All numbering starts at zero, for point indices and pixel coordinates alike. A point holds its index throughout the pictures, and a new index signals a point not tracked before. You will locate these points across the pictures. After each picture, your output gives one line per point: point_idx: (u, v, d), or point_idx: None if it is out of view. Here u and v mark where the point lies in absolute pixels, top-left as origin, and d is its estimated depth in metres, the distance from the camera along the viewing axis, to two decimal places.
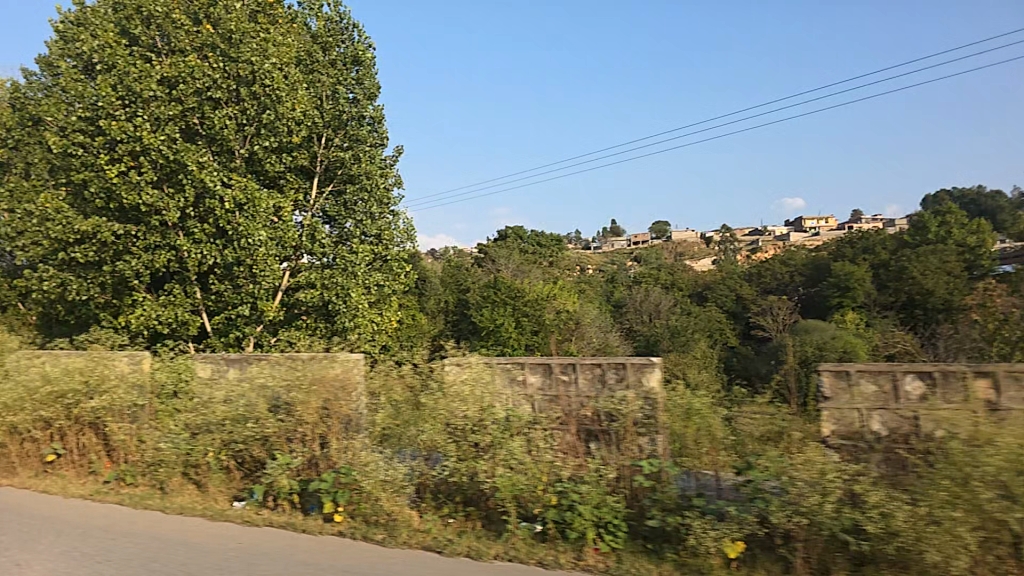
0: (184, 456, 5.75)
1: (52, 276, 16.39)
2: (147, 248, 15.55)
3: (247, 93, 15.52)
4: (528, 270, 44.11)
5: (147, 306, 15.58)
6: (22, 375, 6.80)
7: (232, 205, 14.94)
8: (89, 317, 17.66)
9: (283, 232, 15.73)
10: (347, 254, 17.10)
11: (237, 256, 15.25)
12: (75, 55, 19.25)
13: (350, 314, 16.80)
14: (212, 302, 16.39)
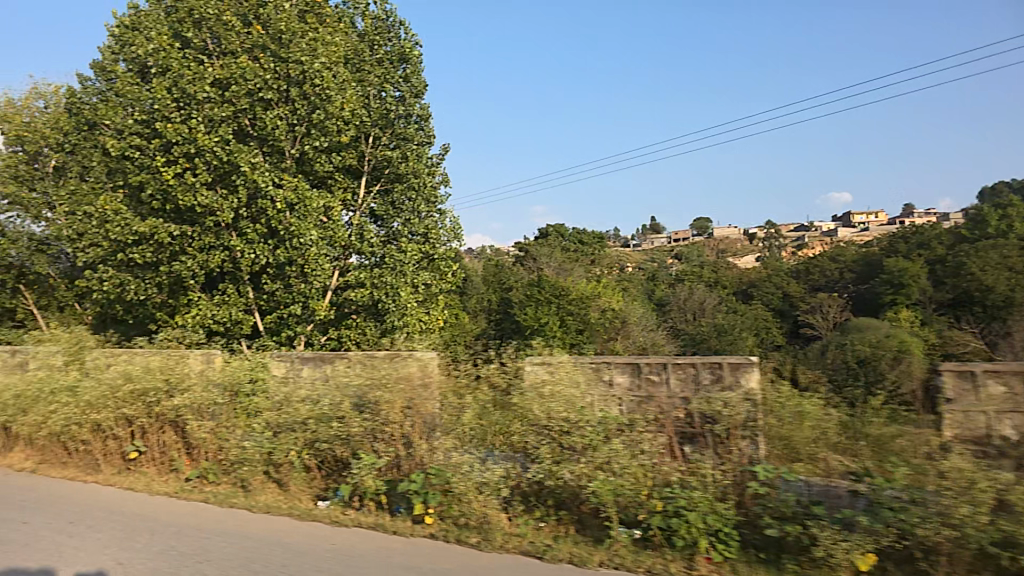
0: (266, 454, 5.72)
1: (110, 277, 16.64)
2: (202, 249, 15.94)
3: (298, 93, 15.88)
4: (570, 268, 43.80)
5: (202, 305, 15.95)
6: (104, 374, 6.92)
7: (283, 206, 15.25)
8: (146, 315, 18.12)
9: (334, 231, 15.92)
10: (396, 253, 17.12)
11: (289, 255, 15.51)
12: (131, 59, 19.76)
13: (399, 314, 16.74)
14: (264, 302, 16.68)
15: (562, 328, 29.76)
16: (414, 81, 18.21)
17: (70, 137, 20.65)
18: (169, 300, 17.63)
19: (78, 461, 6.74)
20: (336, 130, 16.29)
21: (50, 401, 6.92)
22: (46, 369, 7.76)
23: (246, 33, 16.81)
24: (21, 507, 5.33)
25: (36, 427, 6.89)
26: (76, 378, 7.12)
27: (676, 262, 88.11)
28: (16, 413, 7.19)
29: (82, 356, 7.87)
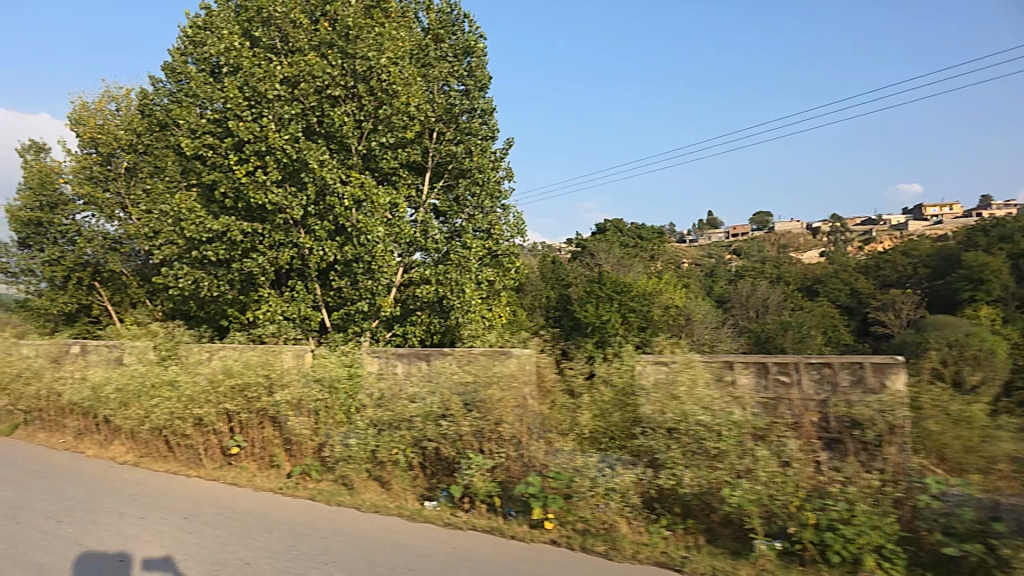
0: (370, 451, 5.61)
1: (187, 274, 17.46)
2: (273, 247, 16.43)
3: (364, 89, 16.03)
4: (629, 264, 43.20)
5: (272, 302, 16.31)
6: (203, 369, 6.95)
7: (351, 202, 15.41)
8: (219, 310, 18.71)
9: (399, 226, 15.93)
10: (460, 249, 17.06)
11: (357, 252, 15.59)
12: (203, 59, 20.32)
13: (464, 311, 16.50)
14: (331, 298, 16.96)
15: (625, 325, 29.36)
16: (478, 75, 18.12)
17: (144, 139, 21.47)
18: (239, 296, 18.05)
19: (179, 455, 6.81)
20: (404, 126, 16.42)
21: (151, 396, 6.99)
22: (143, 364, 7.84)
23: (314, 31, 17.09)
24: (134, 500, 5.36)
25: (139, 421, 6.99)
26: (175, 372, 7.19)
27: (734, 258, 86.16)
28: (116, 407, 7.30)
29: (176, 352, 7.92)
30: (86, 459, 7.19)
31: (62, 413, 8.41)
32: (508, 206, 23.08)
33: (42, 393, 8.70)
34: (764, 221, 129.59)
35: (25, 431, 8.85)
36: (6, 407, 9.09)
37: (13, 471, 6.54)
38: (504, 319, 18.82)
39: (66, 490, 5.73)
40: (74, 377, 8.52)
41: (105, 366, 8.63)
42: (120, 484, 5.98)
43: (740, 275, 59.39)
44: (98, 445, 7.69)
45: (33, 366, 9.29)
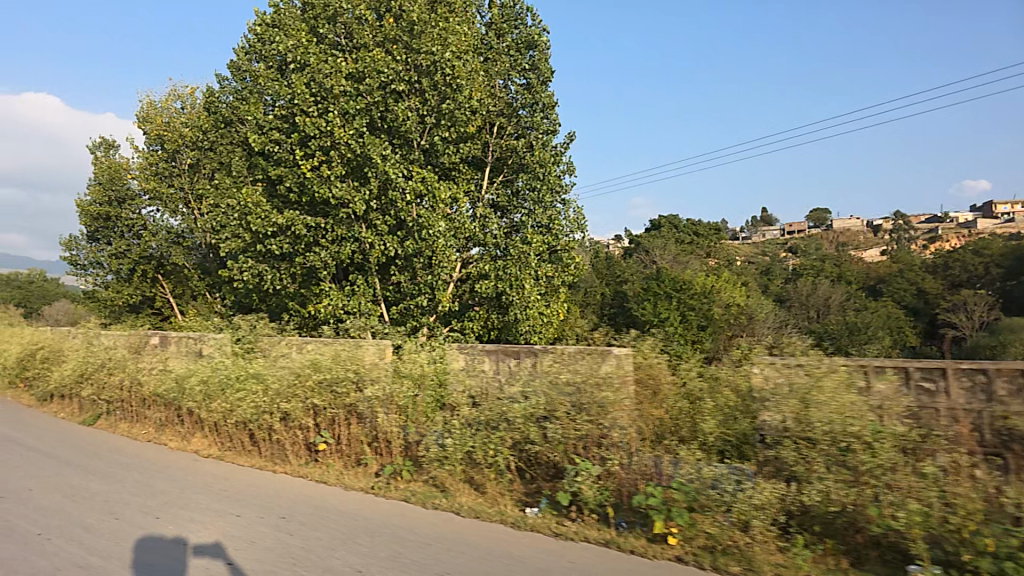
0: (465, 453, 5.36)
1: (251, 267, 17.74)
2: (334, 241, 16.56)
3: (428, 84, 16.02)
4: (684, 261, 42.44)
5: (333, 297, 16.44)
6: (290, 362, 6.84)
7: (413, 196, 15.45)
8: (280, 302, 19.11)
9: (459, 221, 15.86)
10: (520, 245, 16.86)
11: (417, 247, 15.56)
12: (271, 57, 20.70)
13: (522, 306, 16.50)
14: (391, 293, 17.09)
15: (684, 324, 28.78)
16: (540, 69, 17.88)
17: (210, 135, 23.03)
18: (300, 290, 18.27)
19: (263, 451, 6.70)
20: (465, 121, 16.27)
21: (236, 389, 6.90)
22: (225, 357, 7.78)
23: (379, 27, 17.17)
24: (227, 496, 5.25)
25: (224, 414, 6.91)
26: (260, 365, 7.10)
27: (791, 256, 83.92)
28: (200, 400, 7.25)
29: (258, 345, 7.85)
30: (170, 452, 7.16)
31: (144, 403, 8.46)
32: (568, 202, 22.76)
33: (124, 383, 8.76)
34: (821, 218, 125.64)
35: (107, 421, 8.94)
36: (88, 396, 9.21)
37: (101, 462, 6.55)
38: (562, 316, 18.61)
39: (157, 484, 5.67)
40: (155, 368, 8.56)
41: (185, 357, 8.65)
42: (209, 478, 5.90)
43: (798, 273, 57.72)
44: (180, 438, 7.67)
45: (114, 355, 9.40)
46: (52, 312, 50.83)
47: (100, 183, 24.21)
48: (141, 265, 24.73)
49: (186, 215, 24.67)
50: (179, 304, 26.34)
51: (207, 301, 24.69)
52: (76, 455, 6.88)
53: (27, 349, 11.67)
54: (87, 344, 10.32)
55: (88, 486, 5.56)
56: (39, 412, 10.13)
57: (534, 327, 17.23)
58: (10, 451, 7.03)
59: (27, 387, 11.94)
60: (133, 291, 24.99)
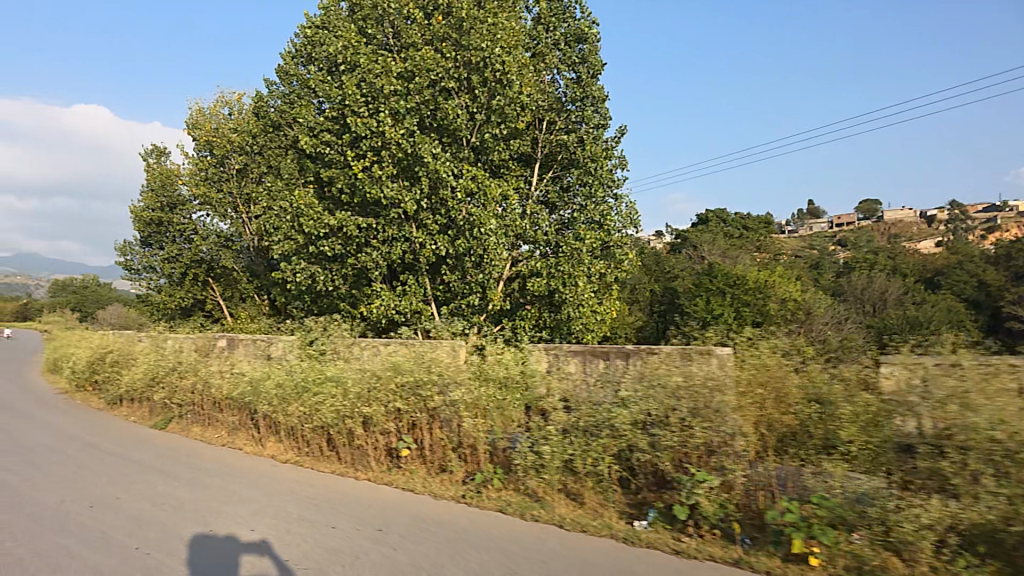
0: (563, 462, 5.01)
1: (304, 269, 17.80)
2: (386, 241, 16.55)
3: (477, 81, 15.87)
4: (734, 255, 41.45)
5: (384, 298, 16.36)
6: (369, 365, 6.63)
7: (464, 194, 15.37)
8: (331, 303, 19.23)
9: (510, 218, 15.72)
10: (573, 241, 16.63)
11: (469, 245, 15.56)
12: (322, 59, 20.81)
13: (576, 304, 16.52)
14: (441, 293, 17.06)
15: (739, 320, 28.11)
16: (591, 61, 17.54)
17: (259, 140, 23.74)
18: (352, 290, 18.29)
19: (342, 456, 6.50)
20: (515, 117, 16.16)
21: (315, 392, 6.73)
22: (299, 361, 7.65)
23: (428, 26, 17.28)
24: (316, 505, 5.04)
25: (303, 418, 6.75)
26: (338, 368, 6.92)
27: (841, 248, 81.70)
28: (277, 404, 7.12)
29: (335, 348, 7.73)
30: (246, 457, 7.03)
31: (217, 407, 8.39)
32: (621, 196, 22.31)
33: (196, 386, 8.72)
34: (871, 209, 121.87)
35: (179, 425, 8.90)
36: (160, 400, 9.20)
37: (181, 468, 6.45)
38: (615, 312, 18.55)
39: (243, 491, 5.50)
40: (228, 372, 8.50)
41: (256, 360, 8.56)
42: (293, 485, 5.71)
43: (851, 266, 55.96)
44: (254, 443, 7.55)
45: (184, 359, 9.39)
46: (109, 313, 52.24)
47: (153, 189, 25.11)
48: (192, 268, 25.63)
49: (235, 218, 25.27)
50: (229, 306, 26.80)
51: (256, 302, 25.46)
52: (155, 460, 6.80)
53: (96, 353, 11.82)
54: (156, 349, 10.37)
55: (175, 494, 5.42)
56: (110, 415, 10.19)
57: (587, 324, 17.16)
58: (90, 455, 7.00)
59: (96, 391, 12.10)
60: (186, 294, 25.82)
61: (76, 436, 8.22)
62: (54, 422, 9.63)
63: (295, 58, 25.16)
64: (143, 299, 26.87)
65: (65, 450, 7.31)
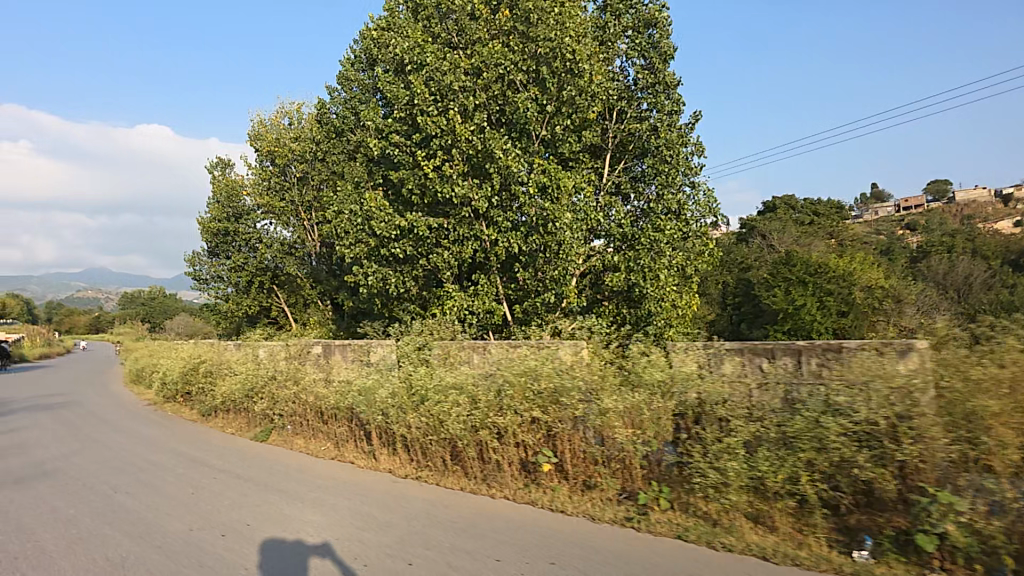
0: (750, 480, 4.34)
1: (377, 272, 18.24)
2: (456, 241, 17.00)
3: (547, 72, 16.39)
4: (807, 242, 39.80)
5: (457, 297, 16.75)
6: (497, 371, 6.04)
7: (536, 189, 15.67)
8: (402, 305, 19.16)
9: (586, 210, 15.84)
10: (653, 231, 16.17)
11: (542, 241, 15.66)
12: (388, 60, 20.76)
13: (657, 299, 16.13)
14: (513, 291, 17.02)
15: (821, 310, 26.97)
16: (663, 46, 16.99)
17: (322, 145, 26.47)
18: (422, 292, 18.59)
19: (468, 471, 5.94)
20: (585, 107, 16.47)
21: (436, 401, 6.17)
22: (412, 368, 7.15)
23: (492, 20, 17.60)
24: (470, 534, 4.50)
25: (424, 430, 6.20)
26: (459, 375, 6.37)
27: (911, 232, 78.30)
28: (393, 413, 6.62)
29: (452, 353, 7.23)
30: (363, 473, 6.56)
31: (324, 418, 7.94)
32: (699, 185, 21.43)
33: (297, 397, 8.34)
34: (942, 190, 115.97)
35: (281, 437, 8.51)
36: (261, 410, 8.83)
37: (301, 486, 6.00)
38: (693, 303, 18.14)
39: (379, 515, 5.02)
40: (334, 381, 8.08)
41: (359, 369, 8.19)
42: (430, 506, 5.20)
43: (925, 249, 53.21)
44: (367, 457, 7.06)
45: (285, 368, 9.00)
46: (179, 321, 53.35)
47: (219, 202, 27.83)
48: (257, 277, 28.05)
49: (296, 225, 27.74)
50: (291, 311, 29.12)
51: (319, 307, 27.91)
52: (270, 476, 6.39)
53: (187, 363, 11.76)
54: (252, 359, 10.13)
55: (307, 519, 4.97)
56: (206, 426, 9.98)
57: (668, 320, 16.62)
58: (201, 473, 6.61)
59: (187, 400, 12.06)
60: (252, 300, 28.19)
61: (179, 451, 7.90)
62: (152, 434, 9.47)
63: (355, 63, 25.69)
64: (210, 307, 29.29)
65: (175, 466, 6.96)
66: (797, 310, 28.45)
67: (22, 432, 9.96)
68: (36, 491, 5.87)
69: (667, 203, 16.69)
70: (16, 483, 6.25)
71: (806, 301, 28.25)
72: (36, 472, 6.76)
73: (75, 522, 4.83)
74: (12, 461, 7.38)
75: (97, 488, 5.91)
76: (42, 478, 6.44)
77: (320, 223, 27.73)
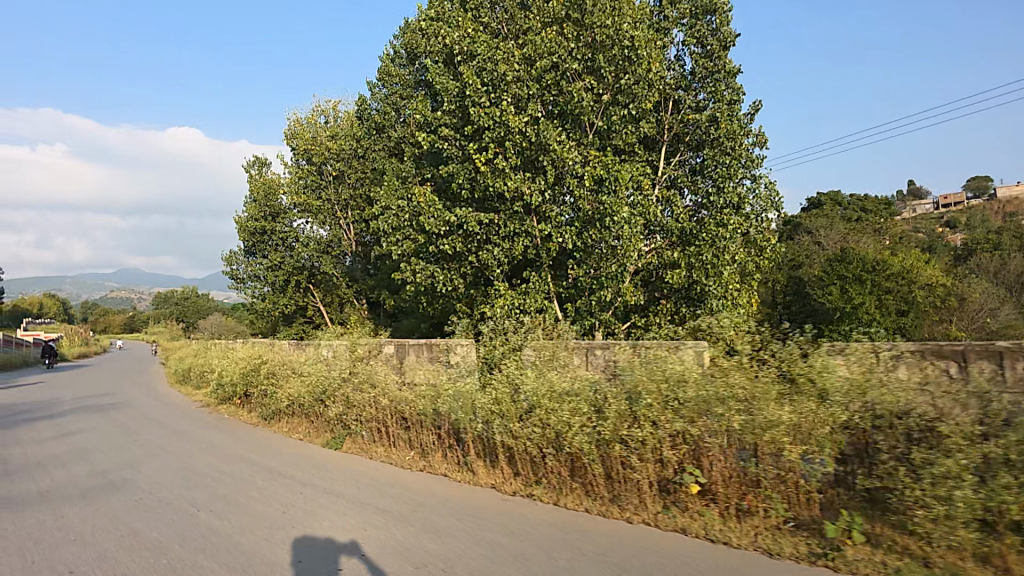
0: (981, 512, 3.55)
1: (425, 269, 17.59)
2: (507, 237, 16.33)
3: (604, 60, 15.62)
4: (857, 239, 38.34)
5: (507, 295, 16.06)
6: (623, 375, 5.28)
7: (592, 182, 14.95)
8: (449, 303, 18.50)
9: (644, 205, 15.02)
10: (713, 225, 15.26)
11: (599, 236, 14.85)
12: (434, 52, 20.15)
13: (718, 298, 15.24)
14: (565, 289, 16.27)
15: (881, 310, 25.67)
16: (724, 32, 16.12)
17: (362, 141, 26.14)
18: (469, 290, 17.87)
19: (592, 490, 5.17)
20: (644, 96, 15.68)
21: (550, 409, 5.43)
22: (511, 371, 6.46)
23: (545, 7, 16.88)
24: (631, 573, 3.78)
25: (535, 442, 5.45)
26: (575, 380, 5.63)
27: (955, 229, 75.80)
28: (496, 421, 5.90)
29: (553, 354, 6.52)
30: (462, 489, 5.87)
31: (409, 425, 7.28)
32: (757, 178, 20.48)
33: (374, 402, 7.70)
34: (984, 185, 112.34)
35: (355, 444, 7.86)
36: (334, 416, 8.20)
37: (401, 504, 5.33)
38: (753, 302, 17.26)
39: (508, 544, 4.34)
40: (417, 385, 7.42)
41: (441, 371, 7.54)
42: (563, 535, 4.48)
43: (972, 246, 51.25)
44: (463, 470, 6.35)
45: (358, 369, 8.36)
46: (211, 322, 53.03)
47: (257, 200, 27.79)
48: (294, 276, 27.77)
49: (332, 225, 27.40)
50: (327, 311, 28.77)
51: (356, 306, 27.56)
52: (361, 491, 5.72)
53: (242, 364, 11.24)
54: (317, 359, 9.53)
55: (427, 547, 4.29)
56: (268, 431, 9.41)
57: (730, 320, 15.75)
58: (283, 486, 5.97)
59: (242, 402, 11.54)
60: (288, 300, 27.80)
61: (249, 458, 7.27)
62: (212, 438, 8.92)
63: (395, 58, 25.35)
64: (247, 306, 29.10)
65: (251, 478, 6.32)
66: (853, 309, 27.19)
67: (75, 435, 9.50)
68: (109, 509, 5.27)
69: (730, 196, 15.78)
70: (84, 497, 5.66)
71: (863, 299, 27.01)
72: (102, 483, 6.18)
73: (163, 550, 4.20)
74: (74, 470, 6.81)
75: (175, 506, 5.30)
76: (112, 491, 5.85)
77: (358, 222, 27.39)
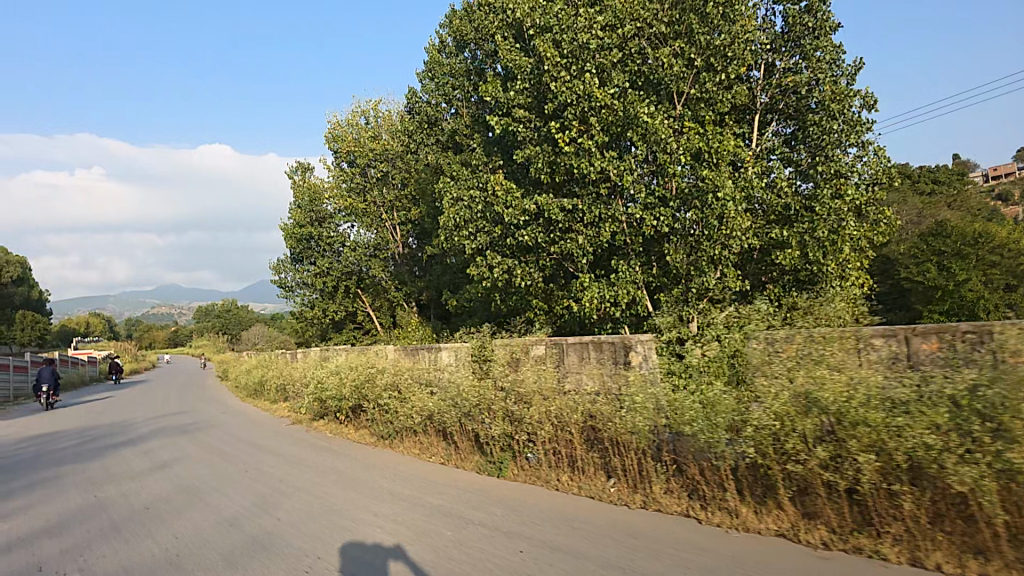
0: None
1: (501, 263, 15.80)
2: (592, 223, 14.10)
3: (697, 19, 13.30)
4: (936, 214, 35.19)
5: (596, 287, 13.89)
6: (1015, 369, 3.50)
7: (689, 156, 12.70)
8: (525, 300, 16.72)
9: (744, 178, 12.58)
10: (826, 199, 12.83)
11: (701, 216, 12.56)
12: (497, 31, 18.08)
13: (840, 280, 13.08)
14: (655, 276, 13.77)
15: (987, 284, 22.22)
16: None
17: (414, 138, 24.62)
18: (548, 284, 16.10)
19: (978, 545, 3.49)
20: (742, 56, 13.33)
21: (888, 424, 3.69)
22: (762, 370, 4.71)
23: None
24: None
25: (867, 474, 3.71)
26: (914, 381, 3.86)
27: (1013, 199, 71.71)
28: (780, 443, 4.16)
29: (825, 340, 4.75)
30: (735, 539, 4.21)
31: (606, 446, 5.60)
32: (862, 146, 18.26)
33: (542, 419, 6.02)
34: None
35: (524, 472, 6.30)
36: (489, 435, 6.66)
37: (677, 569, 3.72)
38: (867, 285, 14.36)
39: None
40: (605, 394, 5.75)
41: (630, 374, 5.87)
42: None
43: None
44: (713, 509, 4.66)
45: (508, 380, 6.66)
46: (257, 331, 52.52)
47: (302, 206, 26.66)
48: (342, 281, 26.36)
49: (379, 227, 26.05)
50: (378, 316, 27.26)
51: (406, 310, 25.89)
52: (600, 548, 4.11)
53: (345, 375, 9.88)
54: (442, 369, 7.97)
55: None
56: (394, 454, 7.92)
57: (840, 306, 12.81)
58: (484, 541, 4.37)
59: (346, 417, 10.11)
60: (338, 306, 26.58)
61: (403, 495, 5.72)
62: (331, 466, 7.43)
63: (443, 49, 23.84)
64: (295, 315, 27.77)
65: (429, 526, 4.76)
66: (957, 287, 22.36)
67: (169, 467, 8.12)
68: None
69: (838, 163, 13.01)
70: (231, 566, 4.15)
71: (968, 274, 21.95)
72: (242, 540, 4.69)
73: None
74: (196, 519, 5.35)
75: None
76: (262, 554, 4.34)
77: (406, 223, 25.90)
